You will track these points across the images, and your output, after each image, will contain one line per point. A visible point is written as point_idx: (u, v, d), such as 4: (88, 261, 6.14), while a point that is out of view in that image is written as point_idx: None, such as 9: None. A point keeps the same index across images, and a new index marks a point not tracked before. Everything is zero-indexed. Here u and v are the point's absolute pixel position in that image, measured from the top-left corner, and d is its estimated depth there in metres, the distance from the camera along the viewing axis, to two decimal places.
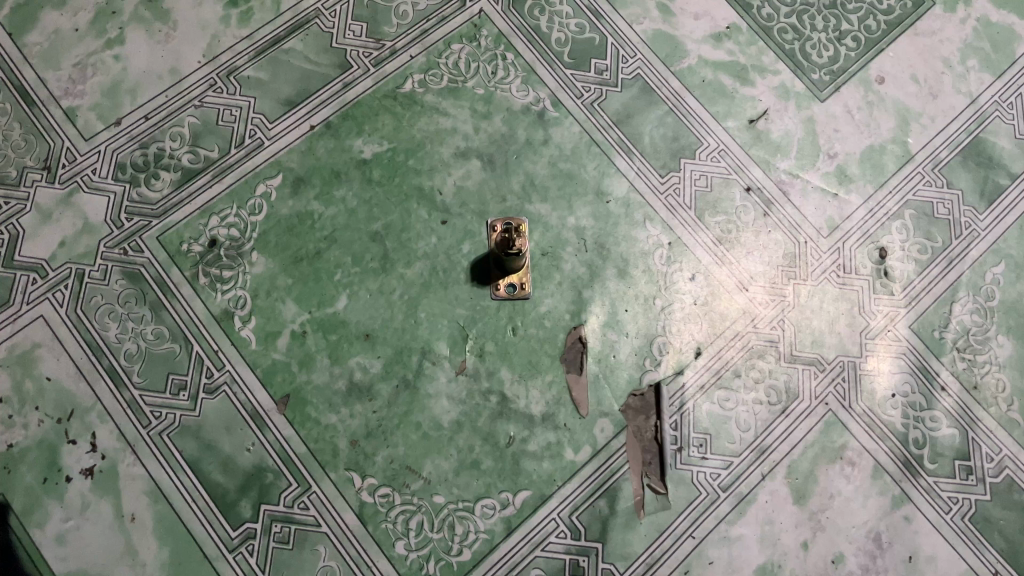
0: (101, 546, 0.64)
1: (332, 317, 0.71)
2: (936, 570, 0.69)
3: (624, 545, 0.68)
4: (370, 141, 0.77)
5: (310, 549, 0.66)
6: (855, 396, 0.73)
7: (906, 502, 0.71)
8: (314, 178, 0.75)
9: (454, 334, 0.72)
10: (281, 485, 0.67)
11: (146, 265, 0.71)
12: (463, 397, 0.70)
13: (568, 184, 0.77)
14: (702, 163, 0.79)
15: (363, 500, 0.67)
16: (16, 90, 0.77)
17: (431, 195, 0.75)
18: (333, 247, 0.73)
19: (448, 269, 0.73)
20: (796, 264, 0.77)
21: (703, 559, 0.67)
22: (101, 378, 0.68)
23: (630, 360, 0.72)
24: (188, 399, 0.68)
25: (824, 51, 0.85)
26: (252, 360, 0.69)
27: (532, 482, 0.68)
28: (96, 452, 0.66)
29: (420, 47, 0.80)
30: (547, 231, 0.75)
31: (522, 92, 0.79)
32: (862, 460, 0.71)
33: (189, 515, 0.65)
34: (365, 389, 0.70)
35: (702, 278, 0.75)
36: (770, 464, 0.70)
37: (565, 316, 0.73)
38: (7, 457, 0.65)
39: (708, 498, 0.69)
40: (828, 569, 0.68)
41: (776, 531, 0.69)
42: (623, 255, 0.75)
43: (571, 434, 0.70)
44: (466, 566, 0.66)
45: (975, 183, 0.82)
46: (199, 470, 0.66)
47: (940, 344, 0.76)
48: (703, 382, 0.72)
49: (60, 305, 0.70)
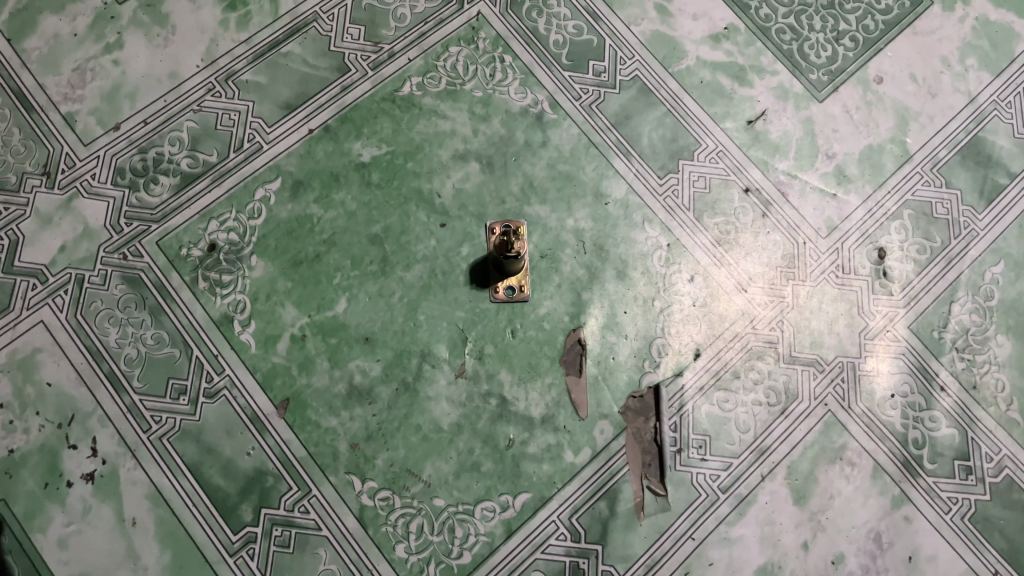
0: (102, 550, 0.64)
1: (332, 320, 0.71)
2: (936, 570, 0.69)
3: (624, 546, 0.68)
4: (369, 144, 0.77)
5: (310, 553, 0.66)
6: (855, 396, 0.73)
7: (907, 502, 0.71)
8: (313, 181, 0.75)
9: (453, 337, 0.72)
10: (281, 488, 0.67)
11: (146, 270, 0.71)
12: (463, 400, 0.70)
13: (566, 186, 0.77)
14: (700, 165, 0.79)
15: (364, 503, 0.67)
16: (15, 96, 0.77)
17: (429, 198, 0.76)
18: (332, 250, 0.73)
19: (447, 272, 0.74)
20: (795, 265, 0.77)
21: (703, 561, 0.67)
22: (101, 383, 0.68)
23: (629, 362, 0.72)
24: (188, 403, 0.68)
25: (822, 51, 0.85)
26: (252, 364, 0.70)
27: (532, 484, 0.68)
28: (97, 456, 0.66)
29: (419, 50, 0.81)
30: (546, 233, 0.75)
31: (520, 94, 0.80)
32: (862, 461, 0.71)
33: (190, 519, 0.65)
34: (365, 393, 0.70)
35: (701, 279, 0.76)
36: (770, 465, 0.70)
37: (564, 318, 0.73)
38: (8, 462, 0.65)
39: (708, 499, 0.69)
40: (828, 570, 0.68)
41: (776, 532, 0.69)
42: (622, 256, 0.75)
43: (571, 436, 0.70)
44: (467, 569, 0.66)
45: (973, 182, 0.82)
46: (199, 474, 0.67)
47: (940, 344, 0.76)
48: (703, 383, 0.72)
49: (61, 310, 0.70)
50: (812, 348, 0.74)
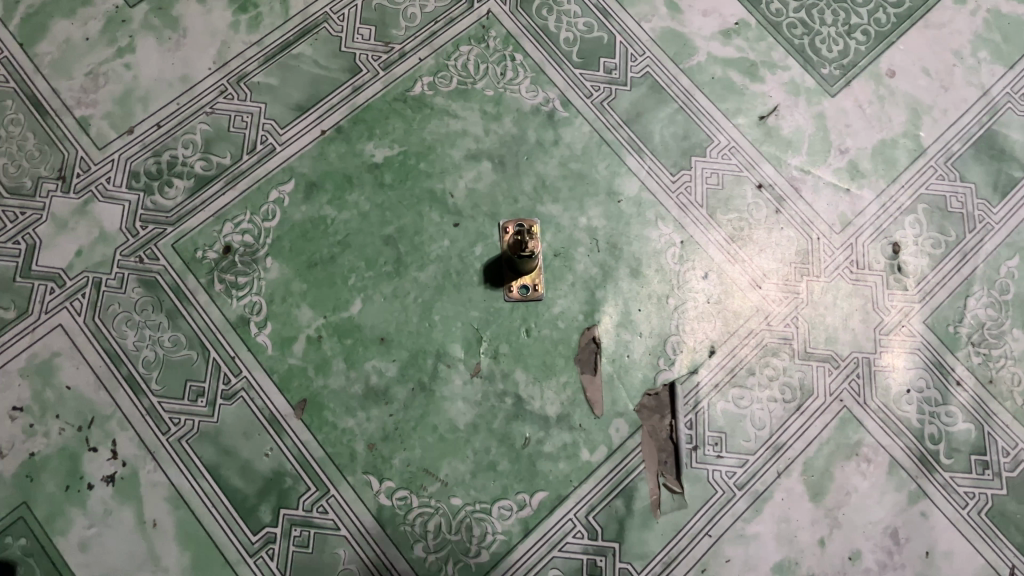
0: (123, 552, 0.65)
1: (347, 321, 0.72)
2: (953, 565, 0.69)
3: (641, 544, 0.68)
4: (381, 145, 0.77)
5: (329, 553, 0.66)
6: (870, 392, 0.73)
7: (923, 498, 0.71)
8: (327, 183, 0.75)
9: (468, 337, 0.72)
10: (299, 489, 0.67)
11: (162, 273, 0.72)
12: (479, 399, 0.70)
13: (579, 184, 0.77)
14: (713, 161, 0.79)
15: (382, 503, 0.67)
16: (29, 100, 0.77)
17: (442, 198, 0.76)
18: (346, 251, 0.74)
19: (461, 271, 0.74)
20: (809, 261, 0.77)
21: (720, 558, 0.68)
22: (120, 386, 0.69)
23: (644, 360, 0.72)
24: (206, 405, 0.69)
25: (834, 45, 0.84)
26: (268, 365, 0.70)
27: (549, 483, 0.69)
28: (117, 459, 0.67)
29: (430, 50, 0.81)
30: (559, 231, 0.75)
31: (532, 92, 0.80)
32: (878, 456, 0.71)
33: (209, 521, 0.66)
34: (381, 393, 0.70)
35: (715, 276, 0.76)
36: (786, 462, 0.70)
37: (579, 316, 0.73)
38: (29, 465, 0.66)
39: (724, 496, 0.69)
40: (845, 566, 0.68)
41: (793, 529, 0.69)
42: (636, 254, 0.75)
43: (587, 434, 0.70)
44: (485, 568, 0.67)
45: (987, 176, 0.82)
46: (218, 476, 0.67)
47: (955, 339, 0.76)
48: (718, 380, 0.72)
49: (78, 314, 0.70)
50: (828, 345, 0.74)
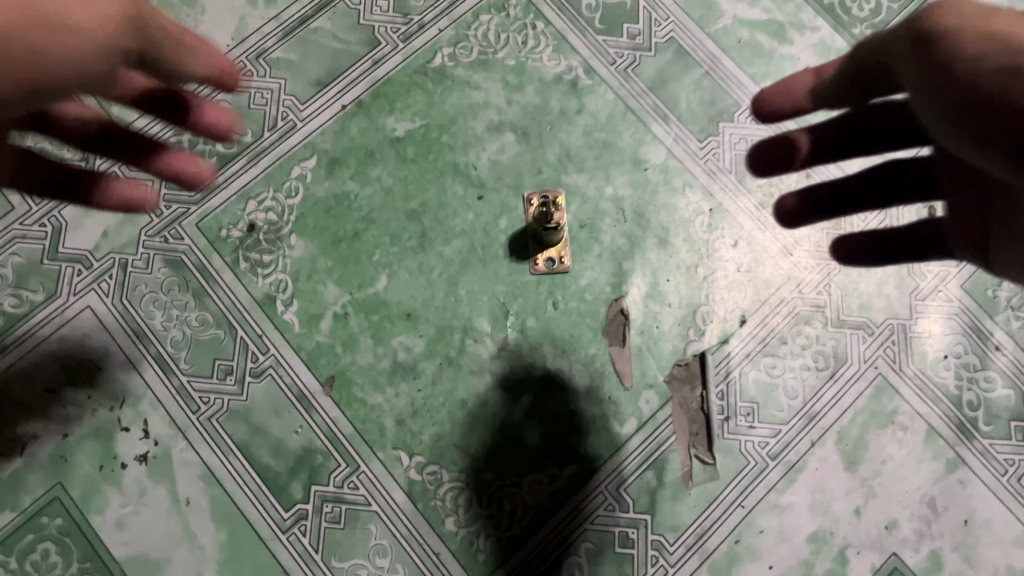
0: (159, 530, 0.65)
1: (373, 297, 0.71)
2: (993, 533, 0.68)
3: (673, 516, 0.67)
4: (403, 118, 0.76)
5: (361, 528, 0.66)
6: (907, 359, 0.72)
7: (961, 467, 0.69)
8: (349, 158, 0.75)
9: (495, 311, 0.71)
10: (330, 466, 0.67)
11: (187, 253, 0.72)
12: (507, 374, 0.70)
13: (604, 154, 0.76)
14: (742, 127, 0.77)
15: (412, 479, 0.67)
16: None
17: (466, 171, 0.75)
18: (370, 227, 0.73)
19: (486, 245, 0.73)
20: (842, 226, 0.75)
21: (753, 529, 0.67)
22: (150, 366, 0.69)
23: (674, 331, 0.71)
24: (235, 383, 0.69)
25: (865, 4, 0.82)
26: (296, 343, 0.70)
27: (579, 456, 0.68)
28: (150, 438, 0.67)
29: (449, 19, 0.79)
30: (585, 202, 0.74)
31: (554, 61, 0.78)
32: (914, 424, 0.70)
33: (242, 498, 0.66)
34: (409, 369, 0.70)
35: (745, 244, 0.74)
36: (820, 432, 0.69)
37: (606, 288, 0.72)
38: (63, 446, 0.67)
39: (758, 467, 0.68)
40: (882, 536, 0.67)
41: (827, 499, 0.68)
42: (663, 224, 0.74)
43: (617, 406, 0.69)
44: (516, 541, 0.66)
45: None
46: (250, 454, 0.67)
47: (994, 303, 0.74)
48: (750, 349, 0.71)
49: (106, 295, 0.71)
50: (863, 313, 0.73)
